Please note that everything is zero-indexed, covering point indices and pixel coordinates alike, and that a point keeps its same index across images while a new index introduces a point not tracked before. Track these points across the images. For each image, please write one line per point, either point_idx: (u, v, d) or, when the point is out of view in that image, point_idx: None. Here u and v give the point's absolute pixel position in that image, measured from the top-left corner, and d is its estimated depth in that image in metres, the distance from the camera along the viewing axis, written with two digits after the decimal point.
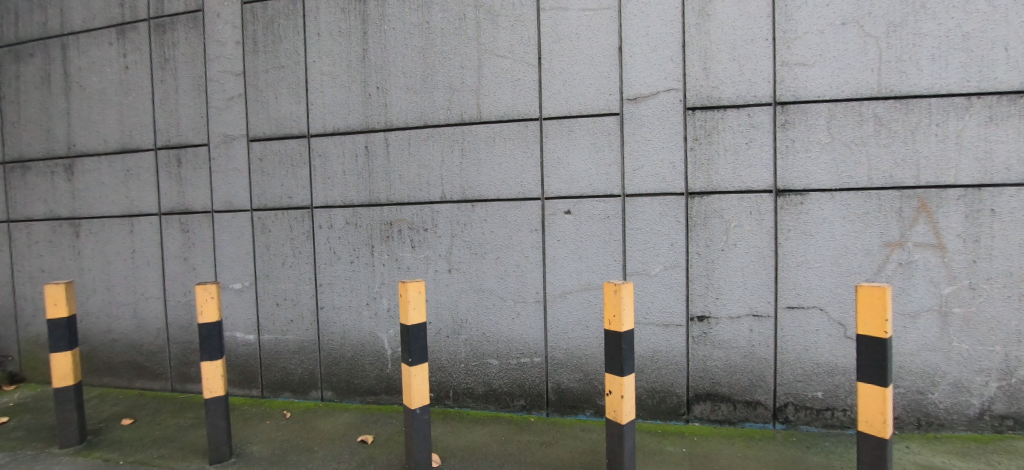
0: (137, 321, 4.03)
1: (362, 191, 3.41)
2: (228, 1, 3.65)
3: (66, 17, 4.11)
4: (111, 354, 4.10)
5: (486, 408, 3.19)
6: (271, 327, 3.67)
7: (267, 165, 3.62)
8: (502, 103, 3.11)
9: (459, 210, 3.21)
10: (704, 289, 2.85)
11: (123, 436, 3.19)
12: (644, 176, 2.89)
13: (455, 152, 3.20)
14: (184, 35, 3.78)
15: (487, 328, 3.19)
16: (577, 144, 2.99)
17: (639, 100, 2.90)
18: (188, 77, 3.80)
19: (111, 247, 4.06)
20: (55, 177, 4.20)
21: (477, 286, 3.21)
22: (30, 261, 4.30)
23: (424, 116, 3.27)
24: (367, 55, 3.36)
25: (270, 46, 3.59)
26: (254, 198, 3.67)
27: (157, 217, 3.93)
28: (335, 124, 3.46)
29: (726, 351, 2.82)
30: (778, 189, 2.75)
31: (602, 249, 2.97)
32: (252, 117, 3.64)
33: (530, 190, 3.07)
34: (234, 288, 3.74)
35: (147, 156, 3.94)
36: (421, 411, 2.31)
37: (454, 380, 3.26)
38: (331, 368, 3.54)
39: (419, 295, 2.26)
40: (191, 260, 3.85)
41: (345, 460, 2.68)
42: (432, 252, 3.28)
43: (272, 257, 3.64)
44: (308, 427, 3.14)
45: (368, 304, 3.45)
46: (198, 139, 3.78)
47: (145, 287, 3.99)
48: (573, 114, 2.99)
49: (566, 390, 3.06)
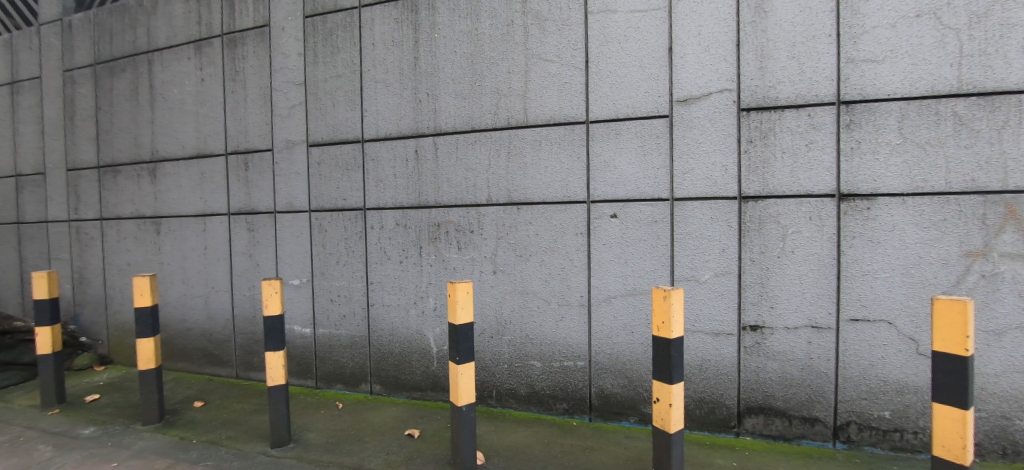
0: (208, 312, 4.38)
1: (411, 194, 3.53)
2: (292, 15, 3.89)
3: (152, 36, 4.54)
4: (186, 342, 4.48)
5: (529, 410, 3.22)
6: (326, 322, 3.88)
7: (324, 169, 3.82)
8: (549, 107, 3.12)
9: (505, 212, 3.25)
10: (757, 297, 2.73)
11: (196, 417, 3.48)
12: (694, 180, 2.82)
13: (502, 155, 3.25)
14: (252, 48, 4.07)
15: (531, 330, 3.21)
16: (624, 147, 2.95)
17: (690, 102, 2.82)
18: (255, 87, 4.08)
19: (187, 243, 4.43)
20: (141, 179, 4.64)
21: (521, 289, 3.24)
22: (120, 255, 4.77)
23: (472, 120, 3.33)
24: (418, 63, 3.48)
25: (329, 57, 3.78)
26: (312, 200, 3.88)
27: (226, 217, 4.24)
28: (387, 129, 3.60)
29: (780, 362, 2.70)
30: (841, 194, 2.59)
31: (650, 254, 2.91)
32: (312, 124, 3.86)
33: (576, 193, 3.07)
34: (293, 284, 3.98)
35: (218, 161, 4.27)
36: (467, 408, 2.39)
37: (498, 381, 3.31)
38: (380, 363, 3.69)
39: (467, 296, 2.35)
40: (256, 257, 4.13)
41: (394, 452, 2.80)
42: (478, 254, 3.35)
43: (327, 256, 3.85)
44: (359, 419, 3.30)
45: (415, 303, 3.57)
46: (263, 145, 4.06)
47: (215, 281, 4.32)
48: (620, 117, 2.96)
49: (610, 396, 3.03)
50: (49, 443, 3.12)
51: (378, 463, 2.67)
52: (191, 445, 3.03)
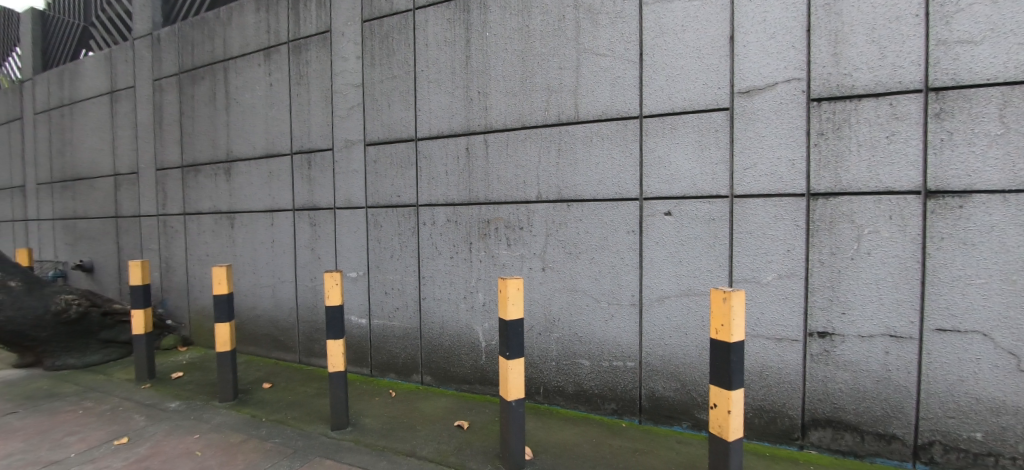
0: (275, 301, 4.69)
1: (462, 190, 3.59)
2: (351, 20, 4.05)
3: (227, 45, 4.90)
4: (256, 327, 4.83)
5: (577, 409, 3.20)
6: (380, 314, 4.04)
7: (380, 166, 3.97)
8: (601, 102, 3.06)
9: (555, 209, 3.23)
10: (826, 301, 2.55)
11: (265, 397, 3.76)
12: (757, 176, 2.66)
13: (552, 152, 3.23)
14: (315, 53, 4.29)
15: (580, 328, 3.18)
16: (680, 142, 2.84)
17: (753, 93, 2.66)
18: (317, 90, 4.30)
19: (257, 237, 4.77)
20: (218, 177, 5.04)
21: (570, 286, 3.21)
22: (200, 247, 5.21)
23: (522, 117, 3.33)
24: (470, 61, 3.52)
25: (385, 59, 3.91)
26: (368, 197, 4.05)
27: (291, 212, 4.52)
28: (439, 128, 3.68)
29: (851, 372, 2.50)
30: (928, 190, 2.35)
31: (706, 254, 2.79)
32: (369, 124, 4.02)
33: (628, 190, 2.99)
34: (351, 277, 4.18)
35: (284, 160, 4.55)
36: (517, 403, 2.43)
37: (546, 378, 3.32)
38: (431, 355, 3.80)
39: (518, 292, 2.40)
40: (317, 250, 4.37)
41: (445, 441, 2.88)
42: (527, 251, 3.36)
43: (383, 250, 4.00)
44: (412, 407, 3.42)
45: (465, 298, 3.64)
46: (325, 144, 4.28)
47: (282, 272, 4.62)
48: (676, 111, 2.84)
49: (661, 398, 2.94)
50: (143, 413, 3.50)
51: (429, 451, 2.76)
52: (261, 423, 3.27)
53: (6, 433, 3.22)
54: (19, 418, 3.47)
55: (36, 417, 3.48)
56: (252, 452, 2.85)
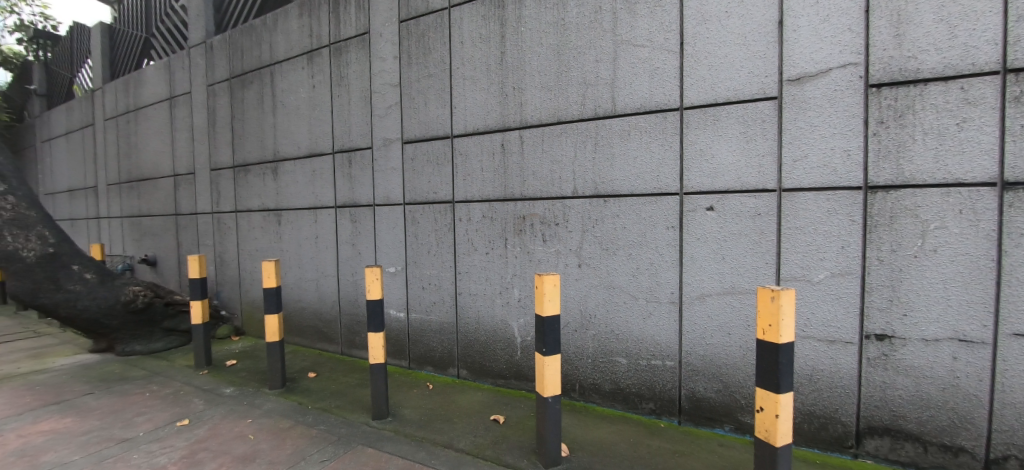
0: (319, 294, 4.88)
1: (498, 187, 3.60)
2: (389, 20, 4.12)
3: (273, 50, 5.11)
4: (302, 319, 5.05)
5: (613, 407, 3.15)
6: (418, 308, 4.12)
7: (417, 164, 4.04)
8: (639, 95, 2.97)
9: (591, 205, 3.18)
10: (885, 301, 2.38)
11: (311, 386, 3.93)
12: (807, 168, 2.52)
13: (588, 147, 3.17)
14: (355, 55, 4.40)
15: (617, 325, 3.13)
16: (723, 134, 2.73)
17: (803, 81, 2.52)
18: (357, 90, 4.41)
19: (302, 232, 4.97)
20: (266, 176, 5.28)
21: (607, 283, 3.16)
22: (250, 242, 5.49)
23: (558, 112, 3.29)
24: (505, 57, 3.50)
25: (421, 58, 3.96)
26: (406, 194, 4.13)
27: (333, 209, 4.68)
28: (475, 124, 3.70)
29: (913, 378, 2.34)
30: (1005, 182, 2.14)
31: (751, 251, 2.67)
32: (406, 122, 4.09)
33: (668, 184, 2.90)
34: (390, 272, 4.29)
35: (327, 158, 4.70)
36: (553, 400, 2.43)
37: (582, 375, 3.29)
38: (467, 350, 3.85)
39: (554, 288, 2.40)
40: (358, 246, 4.51)
41: (481, 435, 2.92)
42: (563, 247, 3.32)
43: (420, 246, 4.07)
44: (449, 400, 3.48)
45: (501, 293, 3.65)
46: (365, 143, 4.39)
47: (325, 266, 4.80)
48: (719, 102, 2.73)
49: (702, 399, 2.86)
50: (201, 398, 3.73)
51: (466, 444, 2.80)
52: (307, 410, 3.43)
53: (84, 412, 3.53)
54: (95, 398, 3.79)
55: (109, 398, 3.79)
56: (300, 437, 2.99)
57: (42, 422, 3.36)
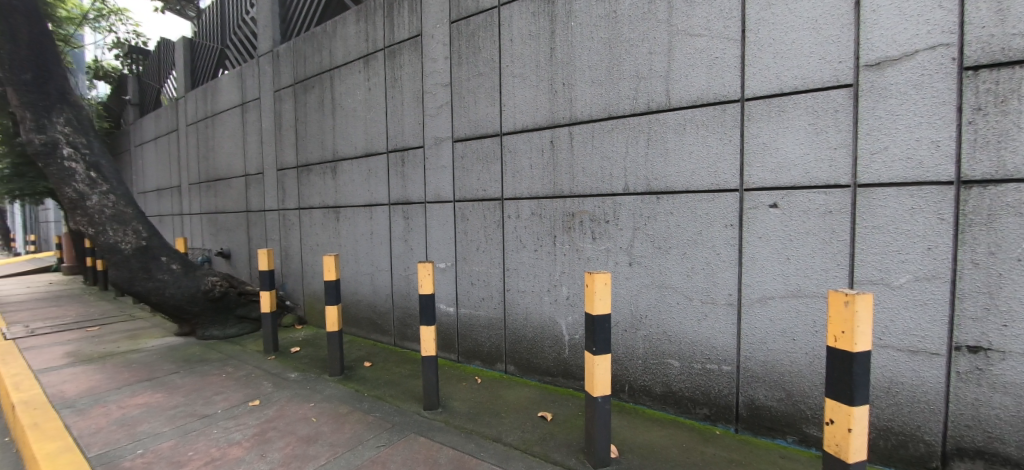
0: (374, 287, 5.09)
1: (547, 184, 3.57)
2: (441, 22, 4.19)
3: (333, 55, 5.35)
4: (358, 311, 5.29)
5: (664, 410, 3.06)
6: (467, 303, 4.20)
7: (467, 162, 4.09)
8: (695, 87, 2.84)
9: (643, 202, 3.08)
10: (980, 309, 2.13)
11: (366, 375, 4.11)
12: (886, 162, 2.30)
13: (641, 142, 3.07)
14: (408, 57, 4.52)
15: (670, 326, 3.02)
16: (789, 126, 2.55)
17: (883, 66, 2.30)
18: (410, 91, 4.53)
19: (359, 228, 5.19)
20: (326, 175, 5.56)
21: (659, 282, 3.05)
22: (312, 237, 5.82)
23: (609, 107, 3.21)
24: (555, 54, 3.46)
25: (471, 57, 4.00)
26: (456, 191, 4.20)
27: (387, 206, 4.85)
28: (524, 121, 3.69)
29: (1014, 396, 2.08)
30: None
31: (820, 251, 2.48)
32: (457, 121, 4.15)
33: (726, 180, 2.75)
34: (440, 267, 4.38)
35: (381, 157, 4.88)
36: (603, 400, 2.41)
37: (631, 376, 3.21)
38: (515, 346, 3.87)
39: (605, 287, 2.36)
40: (410, 242, 4.65)
41: (529, 431, 2.93)
42: (613, 245, 3.25)
43: (470, 242, 4.13)
44: (497, 395, 3.52)
45: (549, 291, 3.64)
46: (417, 142, 4.51)
47: (379, 261, 4.99)
48: (786, 92, 2.55)
49: (761, 407, 2.71)
50: (269, 381, 4.02)
51: (514, 439, 2.83)
52: (364, 397, 3.59)
53: (171, 389, 3.90)
54: (180, 377, 4.18)
55: (192, 377, 4.16)
56: (357, 423, 3.14)
57: (138, 396, 3.76)
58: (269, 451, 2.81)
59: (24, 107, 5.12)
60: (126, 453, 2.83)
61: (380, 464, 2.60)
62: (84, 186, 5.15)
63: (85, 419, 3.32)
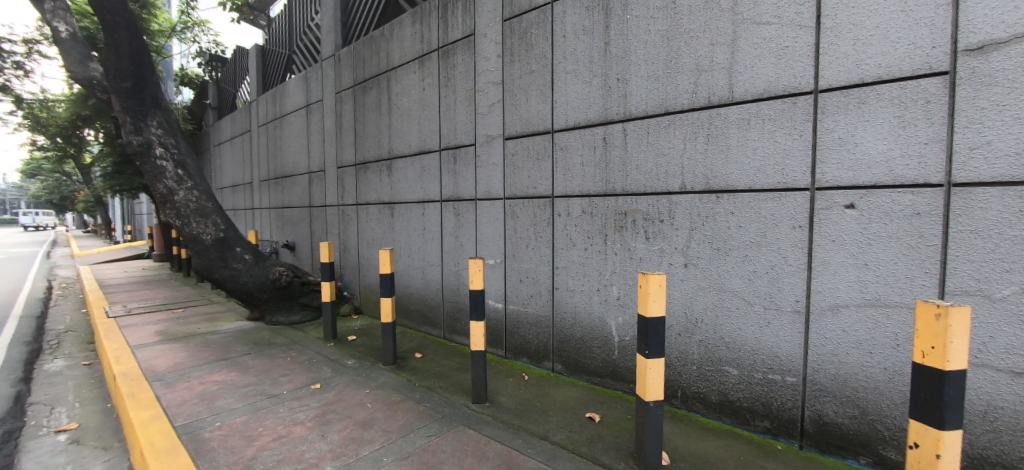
0: (425, 281, 5.23)
1: (599, 181, 3.49)
2: (494, 21, 4.20)
3: (390, 57, 5.53)
4: (410, 303, 5.46)
5: (720, 420, 2.91)
6: (516, 300, 4.20)
7: (518, 159, 4.09)
8: (762, 79, 2.66)
9: (701, 201, 2.94)
10: None
11: (417, 365, 4.23)
12: (989, 158, 2.04)
13: (700, 139, 2.92)
14: (461, 56, 4.57)
15: (727, 331, 2.87)
16: (870, 119, 2.33)
17: (987, 50, 2.04)
18: (463, 89, 4.59)
19: (411, 224, 5.35)
20: (382, 172, 5.77)
21: (717, 285, 2.90)
22: (368, 231, 6.07)
23: (665, 102, 3.08)
24: (609, 48, 3.37)
25: (524, 54, 3.98)
26: (506, 189, 4.21)
27: (439, 203, 4.96)
28: (576, 118, 3.62)
29: None
30: None
31: (903, 257, 2.25)
32: (508, 119, 4.15)
33: (795, 178, 2.56)
34: (490, 264, 4.42)
35: (434, 155, 4.99)
36: (655, 405, 2.34)
37: (684, 381, 3.09)
38: (563, 344, 3.84)
39: (659, 288, 2.28)
40: (461, 238, 4.72)
41: (576, 431, 2.90)
42: (668, 245, 3.12)
43: (519, 240, 4.14)
44: (544, 392, 3.51)
45: (599, 290, 3.56)
46: (468, 140, 4.57)
47: (430, 255, 5.12)
48: (867, 81, 2.33)
49: (829, 424, 2.52)
50: (329, 366, 4.24)
51: (561, 438, 2.81)
52: (415, 387, 3.70)
53: (243, 369, 4.23)
54: (251, 359, 4.52)
55: (261, 359, 4.48)
56: (409, 411, 3.25)
57: (215, 373, 4.11)
58: (328, 432, 2.97)
59: (125, 112, 5.71)
60: (206, 424, 3.09)
61: (430, 453, 2.68)
62: (173, 183, 5.67)
63: (173, 391, 3.68)
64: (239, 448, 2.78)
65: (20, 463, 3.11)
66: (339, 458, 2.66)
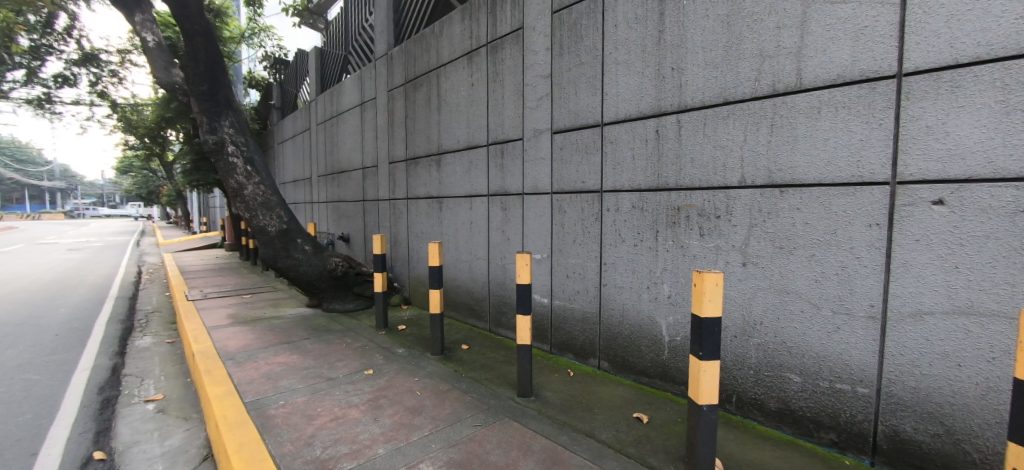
0: (472, 274, 5.29)
1: (650, 176, 3.36)
2: (543, 13, 4.14)
3: (439, 54, 5.61)
4: (457, 296, 5.56)
5: (779, 429, 2.74)
6: (562, 295, 4.16)
7: (566, 153, 4.02)
8: (836, 64, 2.44)
9: (763, 196, 2.76)
10: None
11: (464, 357, 4.30)
12: None
13: (763, 129, 2.74)
14: (509, 50, 4.55)
15: (790, 335, 2.69)
16: (964, 105, 2.08)
17: None
18: (511, 83, 4.56)
19: (459, 217, 5.42)
20: (431, 167, 5.88)
21: (779, 286, 2.72)
22: (417, 225, 6.22)
23: (724, 91, 2.91)
24: (663, 37, 3.23)
25: (573, 46, 3.90)
26: (554, 183, 4.16)
27: (486, 197, 4.99)
28: (627, 110, 3.50)
29: None
30: None
31: (1003, 260, 2.01)
32: (556, 112, 4.09)
33: (873, 171, 2.34)
34: (536, 258, 4.39)
35: (482, 150, 5.01)
36: (709, 409, 2.24)
37: (740, 386, 2.93)
38: (609, 342, 3.76)
39: (716, 288, 2.17)
40: (507, 232, 4.73)
41: (623, 430, 2.83)
42: (725, 242, 2.96)
43: (566, 235, 4.08)
44: (590, 390, 3.45)
45: (649, 288, 3.45)
46: (516, 134, 4.55)
47: (477, 249, 5.17)
48: (962, 63, 2.08)
49: (906, 441, 2.31)
50: (381, 354, 4.41)
51: (608, 437, 2.76)
52: (461, 378, 3.77)
53: (303, 352, 4.48)
54: (310, 343, 4.78)
55: (319, 344, 4.73)
56: (456, 401, 3.31)
57: (279, 355, 4.38)
58: (381, 416, 3.08)
59: (202, 113, 6.18)
60: (272, 402, 3.31)
61: (477, 443, 2.71)
62: (242, 178, 6.08)
63: (242, 370, 3.96)
64: (300, 426, 2.95)
65: (116, 427, 3.48)
66: (390, 442, 2.75)
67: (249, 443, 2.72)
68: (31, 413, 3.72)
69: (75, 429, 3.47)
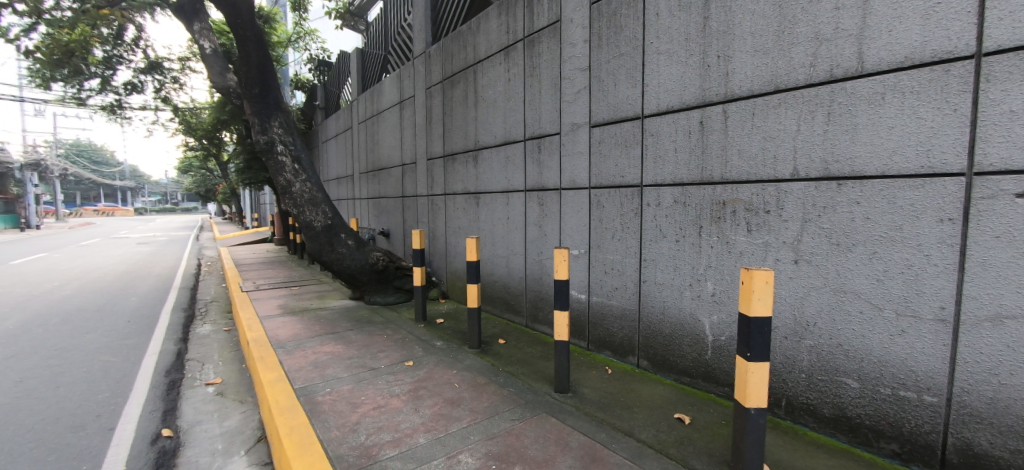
0: (508, 269, 5.30)
1: (693, 169, 3.24)
2: (581, 5, 4.05)
3: (477, 50, 5.61)
4: (494, 290, 5.58)
5: (834, 437, 2.59)
6: (600, 291, 4.09)
7: (605, 147, 3.93)
8: (904, 47, 2.25)
9: (817, 189, 2.59)
10: None
11: (501, 351, 4.32)
12: None
13: (818, 118, 2.57)
14: (547, 44, 4.49)
15: (846, 337, 2.52)
16: None
17: None
18: (549, 77, 4.50)
19: (496, 212, 5.43)
20: (468, 162, 5.91)
21: (836, 286, 2.55)
22: (455, 220, 6.29)
23: (775, 80, 2.75)
24: (708, 25, 3.09)
25: (613, 37, 3.79)
26: (592, 178, 4.09)
27: (523, 192, 4.97)
28: (669, 102, 3.38)
29: None
30: None
31: None
32: (595, 105, 4.01)
33: (946, 162, 2.15)
34: (574, 254, 4.33)
35: (518, 145, 4.99)
36: (757, 412, 2.14)
37: (790, 390, 2.78)
38: (649, 340, 3.67)
39: (766, 285, 2.05)
40: (544, 228, 4.69)
41: (665, 431, 2.76)
42: (774, 238, 2.81)
43: (604, 230, 4.00)
44: (629, 388, 3.38)
45: (692, 285, 3.33)
46: (553, 129, 4.50)
47: (514, 244, 5.17)
48: None
49: (980, 456, 2.13)
50: (420, 346, 4.50)
51: (648, 436, 2.70)
52: (499, 372, 3.79)
53: (347, 343, 4.64)
54: (353, 334, 4.94)
55: (362, 335, 4.88)
56: (494, 394, 3.33)
57: (325, 345, 4.56)
58: (421, 406, 3.15)
59: (254, 115, 6.49)
60: (318, 389, 3.45)
61: (516, 436, 2.72)
62: (290, 175, 6.35)
63: (291, 358, 4.16)
64: (346, 413, 3.06)
65: (180, 408, 3.74)
66: (431, 432, 2.81)
67: (298, 428, 2.85)
68: (108, 392, 4.06)
69: (145, 408, 3.75)
